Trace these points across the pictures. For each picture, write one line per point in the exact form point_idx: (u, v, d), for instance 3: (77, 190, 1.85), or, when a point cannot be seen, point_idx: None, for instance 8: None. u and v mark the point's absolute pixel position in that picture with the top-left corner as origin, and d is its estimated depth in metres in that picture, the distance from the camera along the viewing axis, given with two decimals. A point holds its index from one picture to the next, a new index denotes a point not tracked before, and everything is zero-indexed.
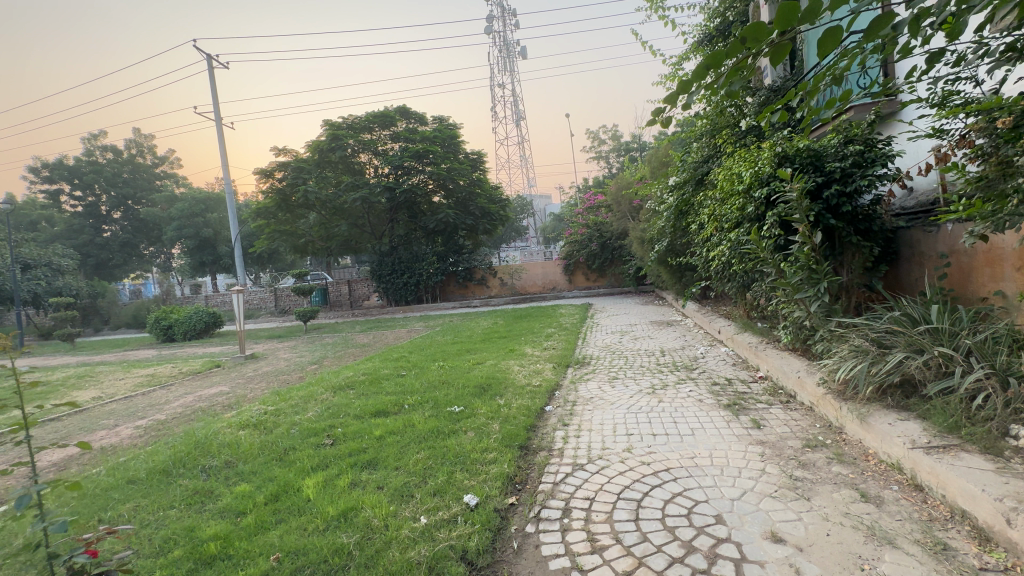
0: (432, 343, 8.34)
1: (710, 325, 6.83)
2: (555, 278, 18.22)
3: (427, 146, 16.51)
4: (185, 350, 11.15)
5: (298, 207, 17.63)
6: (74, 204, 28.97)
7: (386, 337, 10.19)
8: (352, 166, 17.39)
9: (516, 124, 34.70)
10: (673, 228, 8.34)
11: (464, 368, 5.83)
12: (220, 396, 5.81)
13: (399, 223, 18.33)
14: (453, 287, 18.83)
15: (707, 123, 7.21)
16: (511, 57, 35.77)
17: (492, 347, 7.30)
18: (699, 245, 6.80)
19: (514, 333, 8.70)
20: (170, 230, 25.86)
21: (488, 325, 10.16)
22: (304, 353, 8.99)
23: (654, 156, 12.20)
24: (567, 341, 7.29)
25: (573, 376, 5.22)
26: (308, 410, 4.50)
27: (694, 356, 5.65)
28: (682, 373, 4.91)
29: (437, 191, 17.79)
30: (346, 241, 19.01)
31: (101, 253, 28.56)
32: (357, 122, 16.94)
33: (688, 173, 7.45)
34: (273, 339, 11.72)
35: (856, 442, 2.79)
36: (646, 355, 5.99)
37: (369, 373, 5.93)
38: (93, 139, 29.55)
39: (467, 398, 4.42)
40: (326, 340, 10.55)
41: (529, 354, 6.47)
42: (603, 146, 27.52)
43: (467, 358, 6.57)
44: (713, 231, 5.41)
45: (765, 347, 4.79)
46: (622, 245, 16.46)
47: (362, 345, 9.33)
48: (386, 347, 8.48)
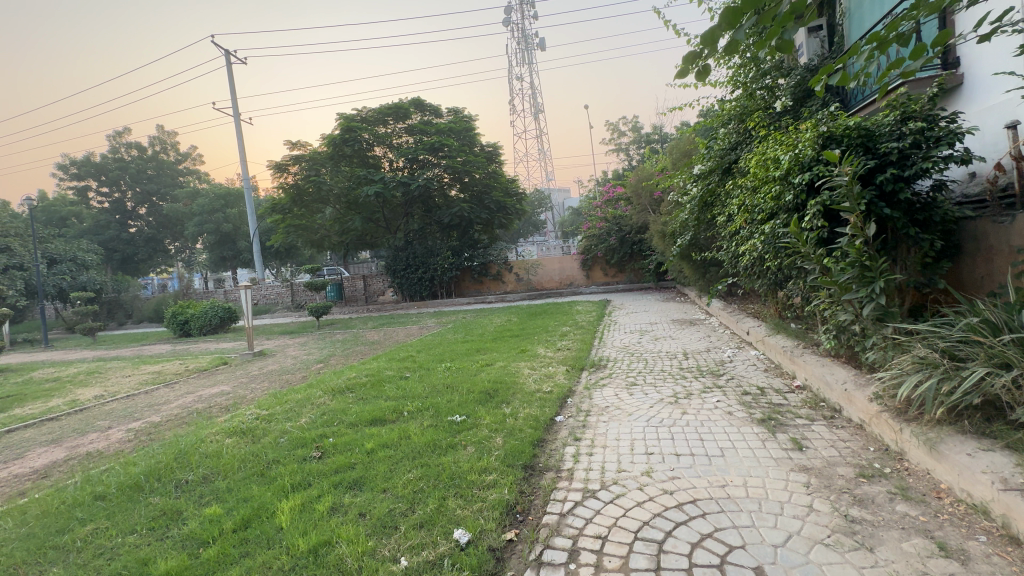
0: (442, 341, 8.02)
1: (738, 325, 6.34)
2: (573, 273, 17.75)
3: (442, 139, 16.27)
4: (198, 345, 11.12)
5: (313, 202, 17.54)
6: (100, 201, 29.64)
7: (397, 334, 9.92)
8: (366, 160, 17.22)
9: (534, 117, 34.13)
10: (697, 221, 7.81)
11: (471, 370, 5.48)
12: (218, 397, 5.59)
13: (414, 217, 18.12)
14: (468, 282, 18.53)
15: (736, 107, 6.69)
16: (529, 50, 35.17)
17: (504, 347, 6.94)
18: (726, 239, 6.30)
19: (527, 331, 8.32)
20: (191, 225, 26.22)
21: (501, 323, 9.80)
22: (312, 351, 8.79)
23: (676, 146, 11.66)
24: (583, 341, 6.86)
25: (587, 381, 4.82)
26: (302, 416, 4.21)
27: (720, 360, 5.19)
28: (708, 380, 4.46)
29: (452, 184, 17.49)
30: (361, 236, 18.89)
31: (126, 248, 29.19)
32: (371, 115, 16.72)
33: (715, 161, 6.93)
34: (285, 335, 11.60)
35: (924, 475, 2.33)
36: (667, 358, 5.54)
37: (371, 374, 5.63)
38: (119, 136, 30.16)
39: (471, 405, 4.06)
40: (336, 337, 10.35)
41: (542, 355, 6.08)
42: (622, 138, 26.79)
43: (475, 359, 6.22)
44: (744, 224, 4.93)
45: (802, 352, 4.30)
46: (641, 239, 15.87)
47: (371, 343, 9.07)
48: (395, 346, 8.20)
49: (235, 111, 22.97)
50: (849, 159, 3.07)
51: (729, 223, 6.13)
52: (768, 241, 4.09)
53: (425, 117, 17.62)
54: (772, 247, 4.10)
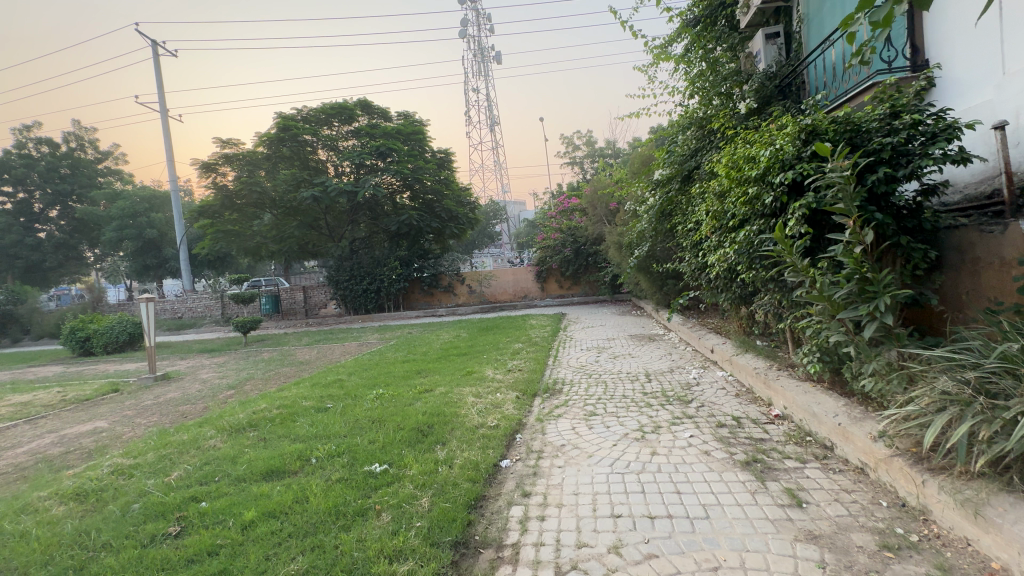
0: (380, 362, 7.12)
1: (699, 342, 5.90)
2: (527, 285, 17.21)
3: (389, 142, 15.45)
4: (96, 367, 9.59)
5: (247, 207, 16.09)
6: (1, 201, 26.28)
7: (332, 353, 8.90)
8: (307, 163, 16.02)
9: (490, 128, 33.83)
10: (656, 231, 7.50)
11: (407, 399, 4.68)
12: (86, 439, 4.46)
13: (360, 224, 17.04)
14: (417, 294, 17.57)
15: (694, 112, 6.36)
16: (486, 62, 34.98)
17: (448, 367, 6.16)
18: (689, 251, 5.90)
19: (475, 348, 7.60)
20: (109, 230, 23.66)
21: (449, 339, 9.01)
22: (229, 374, 7.62)
23: (632, 158, 11.46)
24: (537, 361, 6.19)
25: (540, 412, 4.13)
26: (177, 467, 3.27)
27: (687, 383, 4.68)
28: (678, 408, 3.90)
29: (401, 191, 16.57)
30: (301, 245, 17.55)
31: (32, 254, 25.99)
32: (313, 115, 15.56)
33: (674, 168, 6.59)
34: (204, 354, 10.26)
35: (967, 548, 1.81)
36: (629, 381, 4.95)
37: (285, 406, 4.70)
38: (27, 130, 27.05)
39: (397, 448, 3.27)
40: (262, 357, 9.17)
41: (490, 378, 5.35)
42: (577, 151, 26.85)
43: (414, 383, 5.40)
44: (712, 232, 4.51)
45: (778, 375, 3.84)
46: (597, 251, 15.60)
47: (300, 364, 8.00)
48: (326, 367, 7.21)
49: (161, 107, 20.98)
50: (843, 154, 2.63)
51: (693, 233, 5.75)
52: (743, 251, 3.63)
53: (372, 119, 16.68)
54: (747, 257, 3.64)
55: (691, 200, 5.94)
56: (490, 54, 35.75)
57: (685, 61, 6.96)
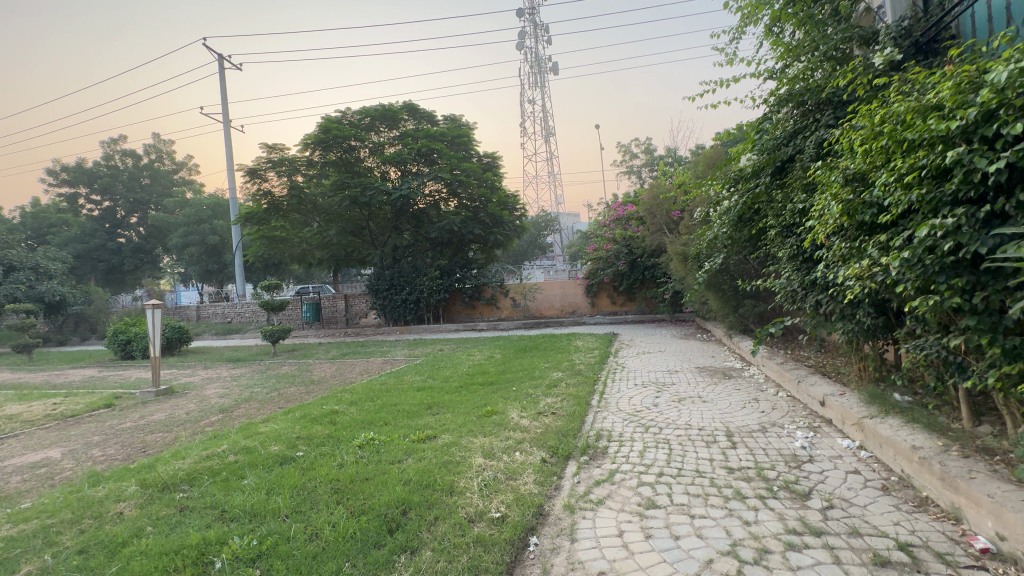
0: (393, 387, 6.04)
1: (799, 389, 4.38)
2: (576, 300, 15.81)
3: (432, 144, 14.78)
4: (122, 374, 9.28)
5: (292, 212, 15.95)
6: (90, 208, 28.34)
7: (350, 370, 7.98)
8: (352, 168, 15.66)
9: (544, 139, 33.07)
10: (732, 239, 6.04)
11: (397, 452, 3.52)
12: (15, 478, 3.64)
13: (403, 232, 16.49)
14: (458, 306, 16.66)
15: (791, 85, 4.95)
16: (542, 74, 34.34)
17: (466, 403, 4.95)
18: (787, 266, 4.46)
19: (505, 375, 6.38)
20: (176, 236, 24.86)
21: (480, 361, 7.83)
22: (233, 392, 6.85)
23: (697, 160, 10.11)
24: (578, 401, 4.85)
25: (571, 495, 2.82)
26: (37, 557, 2.27)
27: (795, 454, 3.19)
28: (793, 509, 2.47)
29: (448, 199, 16.08)
30: (344, 252, 17.19)
31: (112, 258, 27.78)
32: (358, 119, 15.18)
33: (766, 155, 5.15)
34: (229, 364, 9.74)
35: None
36: (704, 442, 3.53)
37: (247, 450, 3.67)
38: (114, 143, 29.19)
39: (336, 561, 2.08)
40: (280, 371, 8.41)
41: (512, 425, 4.08)
42: (634, 159, 25.40)
43: (417, 425, 4.24)
44: (837, 237, 3.11)
45: (971, 469, 2.31)
46: (655, 263, 13.98)
47: (310, 383, 7.11)
48: (334, 391, 6.24)
49: (225, 117, 21.72)
50: None
51: (797, 240, 4.34)
52: (914, 261, 2.25)
53: (419, 124, 16.12)
54: (920, 272, 2.26)
55: (790, 196, 4.54)
56: (546, 65, 35.12)
57: (775, 29, 5.52)
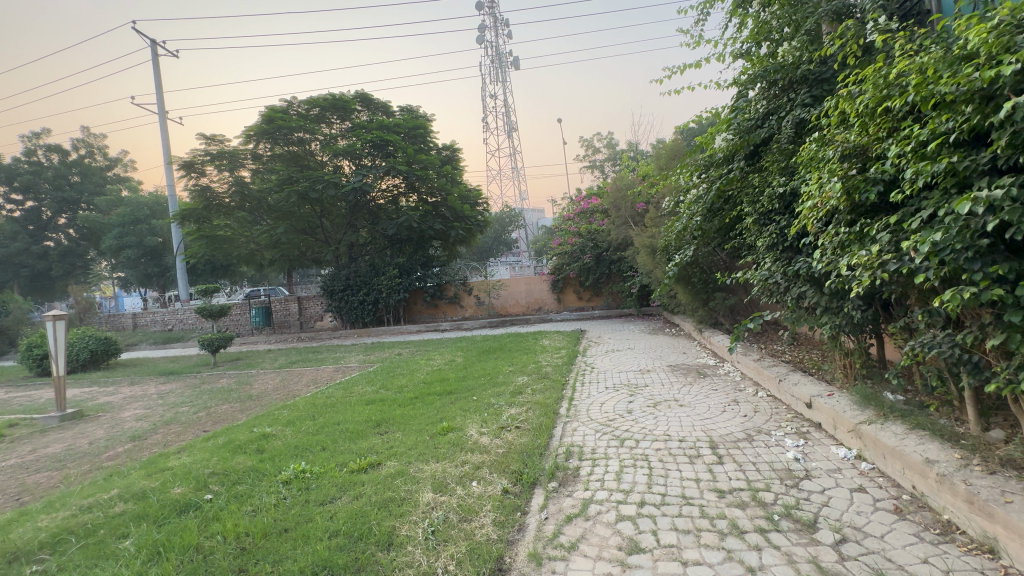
0: (340, 401, 5.39)
1: (781, 389, 4.07)
2: (542, 296, 15.41)
3: (386, 135, 13.96)
4: (31, 394, 8.14)
5: (236, 210, 14.77)
6: (10, 209, 25.65)
7: (296, 382, 7.24)
8: (301, 162, 14.65)
9: (508, 134, 32.57)
10: (703, 230, 5.72)
11: (330, 489, 2.93)
12: None
13: (360, 230, 15.64)
14: (420, 306, 15.94)
15: (764, 62, 4.62)
16: (504, 68, 33.73)
17: (419, 418, 4.38)
18: (766, 257, 4.13)
19: (465, 382, 5.84)
20: (110, 238, 22.87)
21: (440, 365, 7.23)
22: (156, 412, 6.00)
23: (660, 150, 9.87)
24: (544, 411, 4.37)
25: (538, 537, 2.32)
26: None
27: (789, 469, 2.81)
28: (801, 546, 2.05)
29: (406, 193, 15.32)
30: (295, 252, 16.12)
31: (38, 263, 25.34)
32: (306, 109, 14.18)
33: (738, 138, 4.84)
34: (160, 378, 8.73)
35: None
36: (688, 456, 3.12)
37: (142, 495, 2.98)
38: (35, 137, 26.54)
39: None
40: (216, 385, 7.53)
41: (470, 444, 3.56)
42: (597, 154, 25.29)
43: (360, 449, 3.65)
44: (832, 222, 2.75)
45: (1004, 489, 1.97)
46: (620, 257, 13.76)
47: (247, 398, 6.32)
48: (271, 408, 5.51)
49: (160, 108, 20.03)
50: None
51: (778, 228, 4.02)
52: (941, 246, 1.88)
53: (373, 115, 15.24)
54: (947, 258, 1.89)
55: (767, 181, 4.22)
56: (507, 59, 34.55)
57: (744, 4, 5.19)
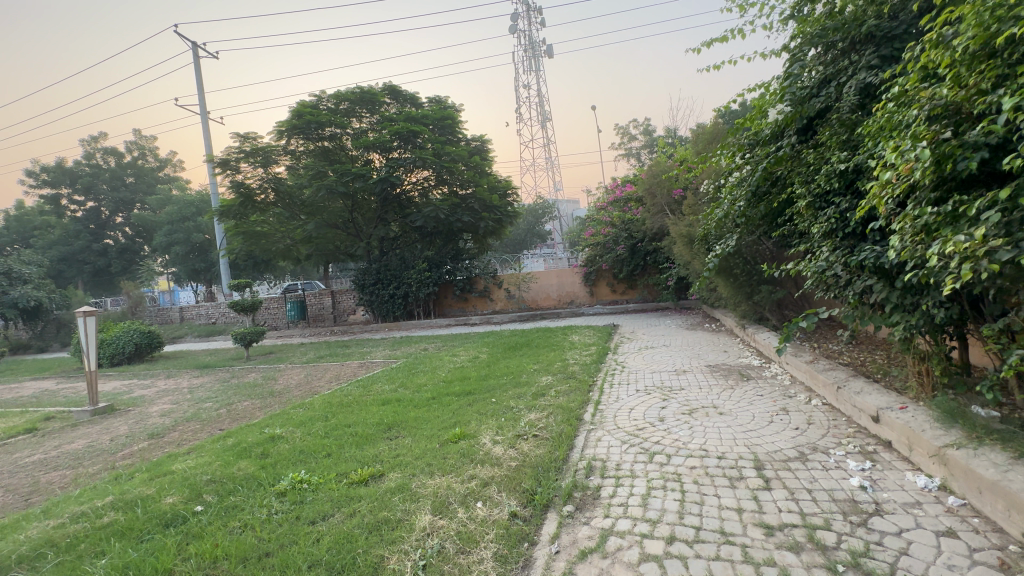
0: (356, 401, 5.20)
1: (840, 398, 3.55)
2: (574, 289, 14.94)
3: (414, 127, 13.78)
4: (77, 386, 8.46)
5: (270, 206, 15.02)
6: (73, 209, 27.32)
7: (319, 378, 7.15)
8: (331, 157, 14.72)
9: (541, 125, 31.99)
10: (748, 216, 5.16)
11: (324, 505, 2.68)
12: None
13: (390, 224, 15.62)
14: (450, 300, 15.81)
15: (821, 22, 4.03)
16: (537, 57, 33.05)
17: (432, 423, 4.09)
18: (823, 245, 3.60)
19: (485, 382, 5.54)
20: (160, 236, 23.99)
21: (463, 362, 6.96)
22: (182, 408, 6.03)
23: (699, 133, 9.20)
24: (567, 417, 4.00)
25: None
26: None
27: (853, 501, 2.33)
28: None
29: (435, 186, 15.16)
30: (328, 246, 16.28)
31: (98, 260, 26.98)
32: (336, 104, 14.20)
33: (790, 110, 4.26)
34: (194, 372, 8.91)
35: None
36: (729, 479, 2.69)
37: (135, 504, 2.84)
38: (94, 142, 28.13)
39: None
40: (244, 380, 7.56)
41: (481, 456, 3.25)
42: (632, 141, 24.39)
43: (365, 457, 3.41)
44: (911, 201, 2.25)
45: None
46: (656, 248, 13.10)
47: (268, 394, 6.24)
48: (287, 407, 5.38)
49: (202, 109, 20.69)
50: None
51: (836, 212, 3.49)
52: None
53: (401, 107, 15.09)
54: None
55: (824, 158, 3.68)
56: (540, 48, 33.85)
57: None
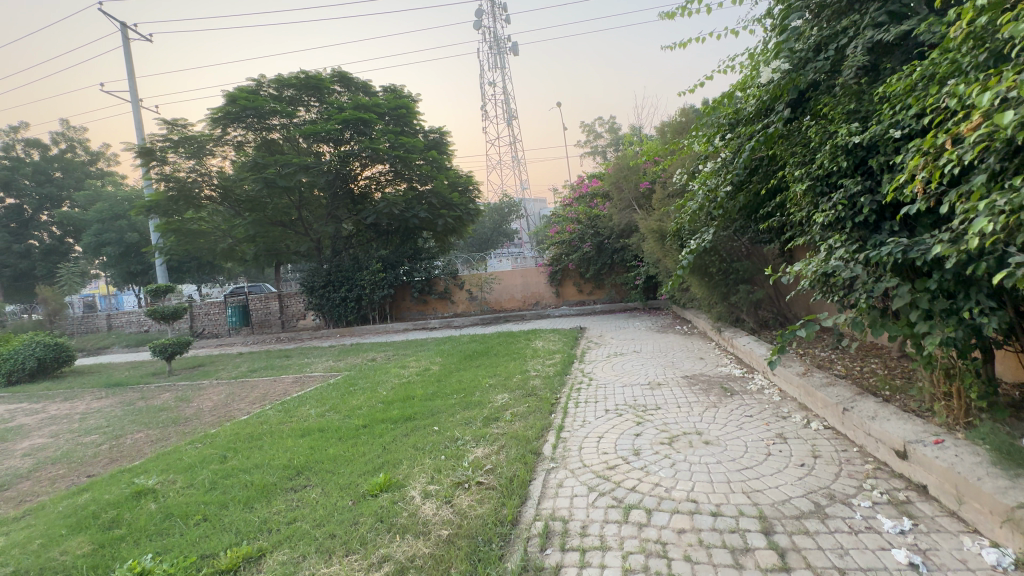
0: (271, 431, 4.29)
1: (848, 423, 2.95)
2: (539, 290, 14.26)
3: (364, 115, 12.68)
4: None
5: (206, 201, 13.60)
6: None
7: (243, 397, 6.15)
8: (274, 148, 13.45)
9: (508, 123, 31.28)
10: (728, 207, 4.54)
11: None
12: None
13: (343, 222, 14.50)
14: (408, 302, 14.84)
15: None
16: (502, 54, 32.15)
17: (353, 465, 3.24)
18: (826, 238, 2.97)
19: (431, 402, 4.71)
20: (89, 235, 21.81)
21: (410, 376, 6.10)
22: (60, 442, 4.91)
23: (667, 125, 8.69)
24: (522, 452, 3.23)
25: None
26: None
27: None
28: None
29: (391, 181, 14.17)
30: (275, 245, 15.01)
31: (19, 262, 24.38)
32: (278, 90, 12.95)
33: (777, 81, 3.63)
34: (100, 392, 7.67)
35: None
36: (737, 553, 1.98)
37: None
38: (12, 132, 25.35)
39: None
40: (153, 401, 6.47)
41: (401, 520, 2.44)
42: (599, 139, 24.02)
43: (249, 525, 2.55)
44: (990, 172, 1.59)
45: None
46: (624, 245, 12.56)
47: (172, 422, 5.20)
48: (186, 440, 4.39)
49: (133, 96, 18.83)
50: None
51: (843, 198, 2.86)
52: None
53: (353, 96, 13.97)
54: None
55: (826, 132, 3.05)
56: (505, 44, 33.06)
57: None
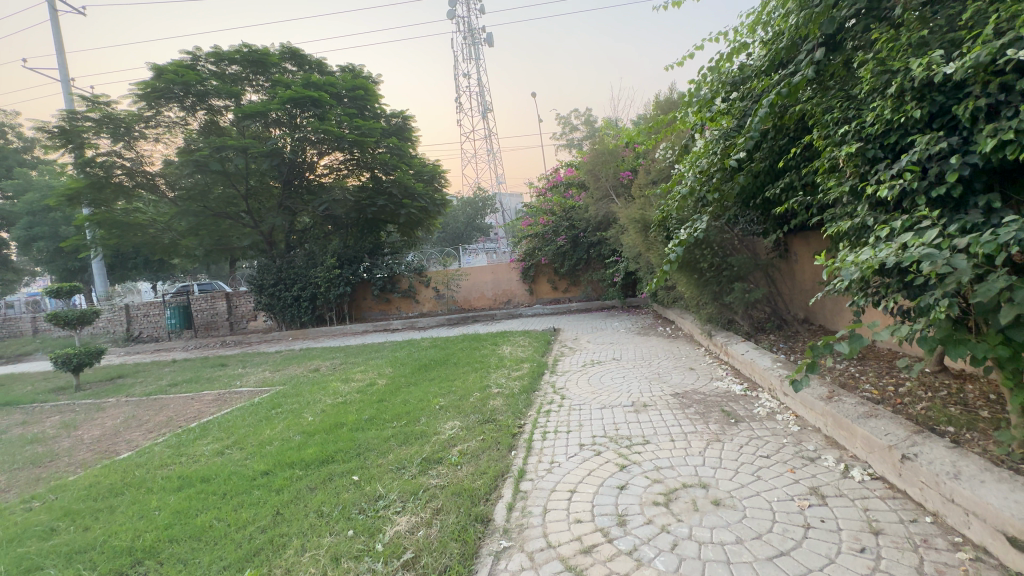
0: (141, 481, 3.24)
1: (911, 478, 2.13)
2: (511, 287, 13.35)
3: (314, 93, 11.28)
4: None
5: (137, 189, 12.15)
6: None
7: (141, 423, 5.03)
8: (214, 131, 12.07)
9: (482, 115, 30.16)
10: (730, 187, 3.68)
11: None
12: None
13: (296, 214, 13.24)
14: (369, 301, 13.73)
15: None
16: (477, 44, 30.93)
17: (217, 549, 2.25)
18: (885, 218, 2.11)
19: (361, 435, 3.71)
20: (17, 229, 19.76)
21: (349, 394, 5.07)
22: None
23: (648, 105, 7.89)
24: (462, 524, 2.29)
25: None
26: None
27: None
28: None
29: (348, 168, 12.95)
30: (220, 240, 13.62)
31: None
32: (218, 64, 11.57)
33: (804, 18, 2.76)
34: None
35: None
36: None
37: None
38: None
39: None
40: (31, 429, 5.26)
41: None
42: (575, 131, 23.19)
43: None
44: None
45: None
46: (600, 239, 11.73)
47: (30, 462, 4.07)
48: (28, 493, 3.31)
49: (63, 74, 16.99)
50: None
51: (914, 161, 2.01)
52: None
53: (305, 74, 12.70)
54: None
55: (881, 75, 2.21)
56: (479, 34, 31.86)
57: None
